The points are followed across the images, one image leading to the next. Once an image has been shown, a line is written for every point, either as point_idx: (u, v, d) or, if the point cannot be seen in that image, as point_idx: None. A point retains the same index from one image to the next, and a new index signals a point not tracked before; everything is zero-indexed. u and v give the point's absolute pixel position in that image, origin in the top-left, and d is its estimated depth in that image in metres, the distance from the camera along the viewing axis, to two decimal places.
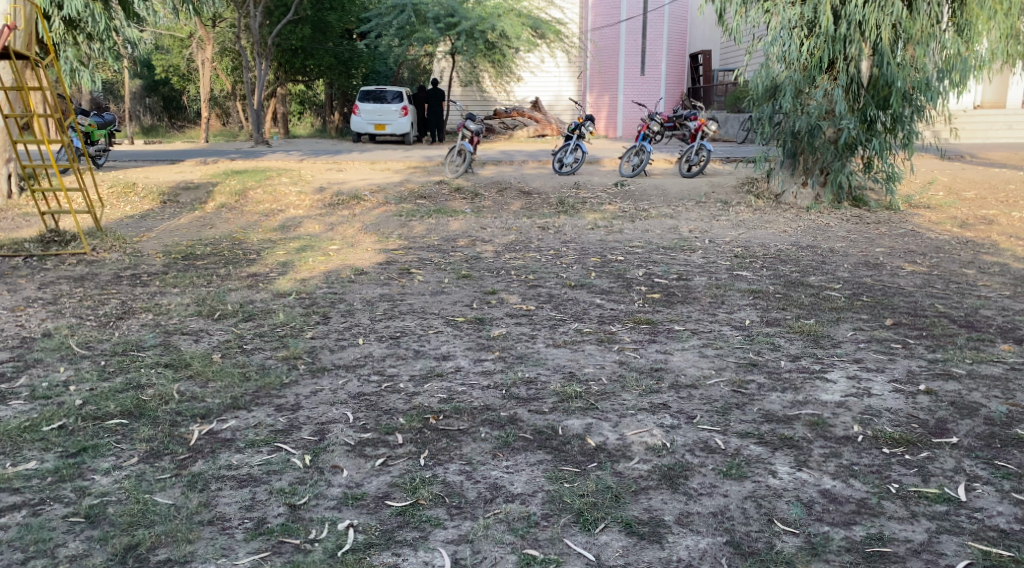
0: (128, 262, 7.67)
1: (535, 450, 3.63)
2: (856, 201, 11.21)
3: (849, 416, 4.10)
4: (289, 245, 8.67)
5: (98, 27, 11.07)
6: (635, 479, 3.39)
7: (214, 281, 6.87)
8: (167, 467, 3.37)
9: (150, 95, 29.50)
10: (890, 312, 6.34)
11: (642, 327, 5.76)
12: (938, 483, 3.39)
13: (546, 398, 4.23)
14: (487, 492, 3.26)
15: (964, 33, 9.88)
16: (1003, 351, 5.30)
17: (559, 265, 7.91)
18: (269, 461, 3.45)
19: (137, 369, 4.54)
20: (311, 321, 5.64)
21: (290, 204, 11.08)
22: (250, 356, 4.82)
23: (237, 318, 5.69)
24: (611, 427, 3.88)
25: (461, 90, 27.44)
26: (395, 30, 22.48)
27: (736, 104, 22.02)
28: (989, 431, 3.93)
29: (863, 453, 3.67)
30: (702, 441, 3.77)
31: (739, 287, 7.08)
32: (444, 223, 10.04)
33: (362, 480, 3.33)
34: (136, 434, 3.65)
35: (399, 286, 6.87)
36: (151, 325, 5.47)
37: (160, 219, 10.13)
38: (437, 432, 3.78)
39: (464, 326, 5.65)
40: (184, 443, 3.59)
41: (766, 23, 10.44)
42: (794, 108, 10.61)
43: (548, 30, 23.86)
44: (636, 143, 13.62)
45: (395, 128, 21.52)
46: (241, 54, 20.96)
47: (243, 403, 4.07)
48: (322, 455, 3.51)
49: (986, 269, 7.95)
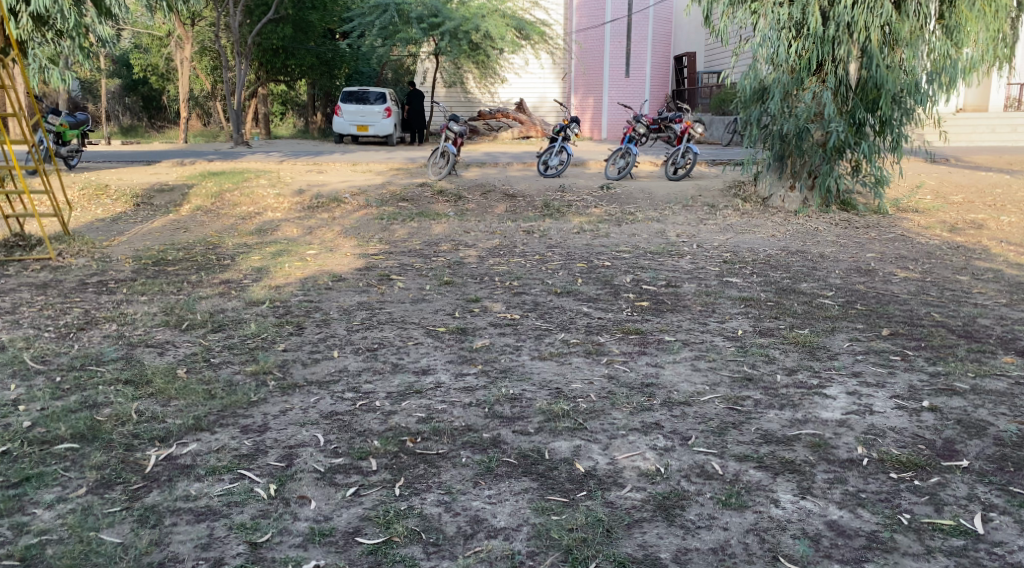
0: (95, 268, 7.34)
1: (520, 477, 3.38)
2: (844, 205, 11.00)
3: (852, 437, 3.87)
4: (265, 249, 8.38)
5: (67, 24, 10.57)
6: (628, 511, 3.15)
7: (184, 288, 6.58)
8: (116, 499, 3.09)
9: (129, 95, 29.02)
10: (885, 321, 6.14)
11: (631, 338, 5.52)
12: (953, 513, 3.17)
13: (533, 417, 3.98)
14: (468, 527, 3.00)
15: (953, 35, 9.73)
16: (1006, 364, 5.09)
17: (544, 271, 7.66)
18: (230, 491, 3.18)
19: (94, 386, 4.25)
20: (283, 332, 5.36)
21: (268, 207, 10.77)
22: (217, 372, 4.54)
23: (207, 328, 5.40)
24: (601, 451, 3.64)
25: (443, 91, 27.12)
26: (378, 31, 21.99)
27: (722, 106, 21.98)
28: (1000, 452, 3.71)
29: (870, 478, 3.44)
30: (698, 466, 3.53)
31: (729, 295, 6.86)
32: (426, 227, 9.77)
33: (331, 513, 3.06)
34: (87, 460, 3.37)
35: (378, 293, 6.61)
36: (114, 337, 5.17)
37: (132, 222, 9.80)
38: (414, 457, 3.52)
39: (446, 336, 5.38)
40: (139, 470, 3.32)
41: (754, 24, 10.21)
42: (782, 111, 10.41)
43: (533, 31, 23.69)
44: (622, 145, 13.38)
45: (378, 129, 21.21)
46: (221, 54, 20.54)
47: (206, 424, 3.79)
48: (288, 485, 3.24)
49: (980, 276, 7.79)
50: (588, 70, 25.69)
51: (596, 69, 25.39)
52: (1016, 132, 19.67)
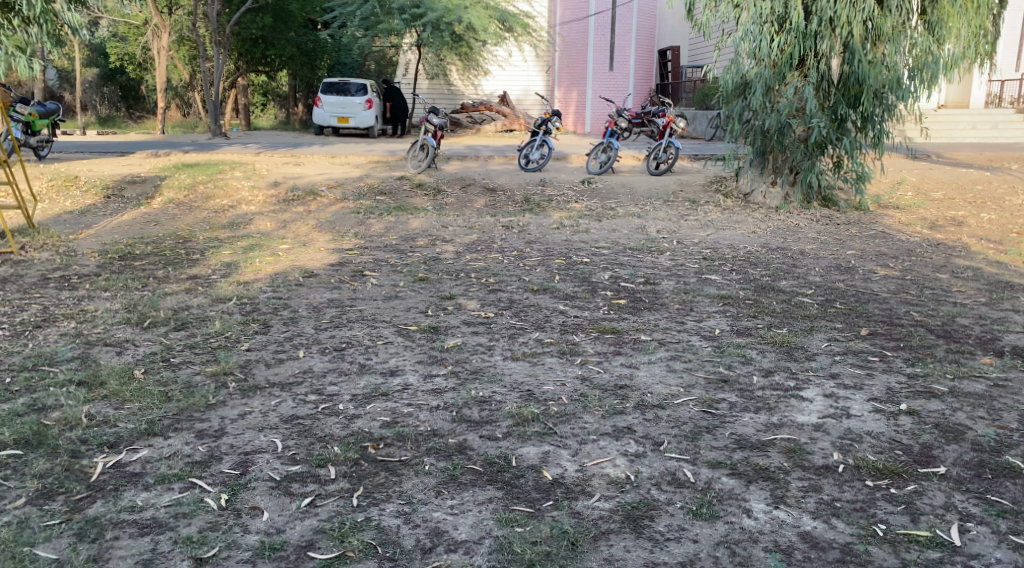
0: (58, 263, 7.15)
1: (484, 486, 3.25)
2: (826, 201, 10.92)
3: (828, 442, 3.77)
4: (236, 244, 8.19)
5: (32, 11, 9.97)
6: (595, 522, 3.03)
7: (150, 284, 6.40)
8: (57, 511, 3.00)
9: (107, 84, 28.66)
10: (864, 320, 6.05)
11: (607, 337, 5.40)
12: (929, 524, 3.07)
13: (500, 421, 3.85)
14: (427, 540, 2.90)
15: (935, 31, 9.66)
16: (984, 365, 5.00)
17: (522, 267, 7.54)
18: (178, 502, 3.07)
19: (45, 387, 4.09)
20: (249, 330, 5.21)
21: (243, 200, 10.56)
22: (177, 372, 4.39)
23: (169, 326, 5.24)
24: (570, 457, 3.52)
25: (427, 82, 26.42)
26: (359, 21, 21.70)
27: (704, 101, 22.04)
28: (978, 458, 3.62)
29: (845, 486, 3.34)
30: (670, 473, 3.41)
31: (708, 292, 6.76)
32: (402, 222, 9.59)
33: (284, 525, 2.96)
34: (29, 468, 3.26)
35: (350, 289, 6.46)
36: (71, 335, 5.01)
37: (101, 215, 9.56)
38: (375, 465, 3.39)
39: (417, 335, 5.25)
40: (83, 479, 3.20)
41: (736, 18, 10.14)
42: (763, 106, 10.28)
43: (516, 23, 23.49)
44: (604, 140, 13.22)
45: (359, 121, 20.99)
46: (199, 44, 20.21)
47: (160, 429, 3.64)
48: (241, 495, 3.13)
49: (959, 274, 7.72)
50: (572, 64, 25.49)
51: (580, 62, 25.26)
52: (997, 129, 19.73)
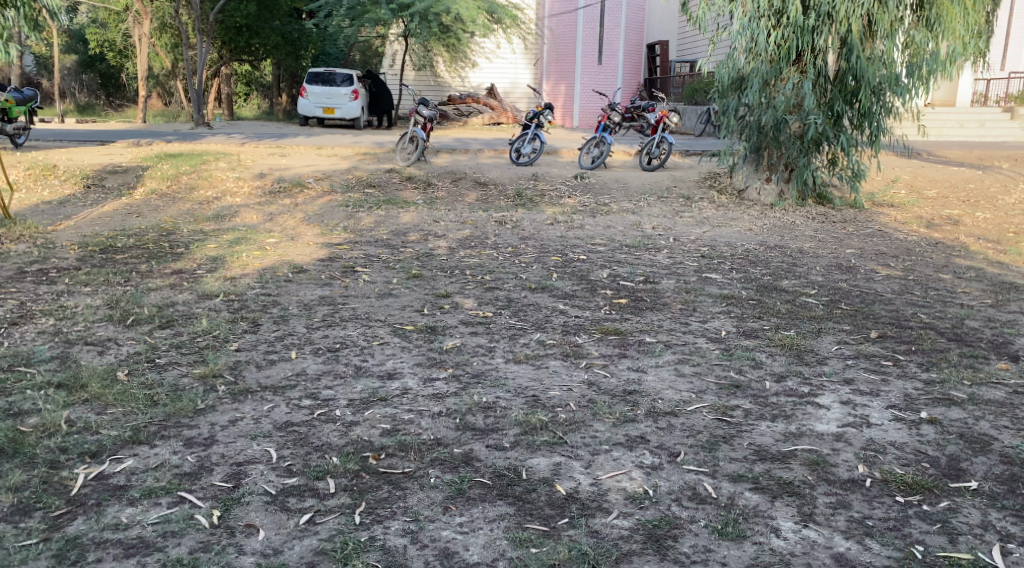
0: (36, 255, 6.87)
1: (495, 502, 3.05)
2: (820, 199, 10.77)
3: (851, 453, 3.58)
4: (222, 237, 7.92)
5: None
6: (615, 543, 2.84)
7: (133, 279, 6.14)
8: (34, 529, 2.77)
9: (86, 71, 28.19)
10: (871, 322, 5.89)
11: (611, 338, 5.20)
12: (969, 546, 2.90)
13: (507, 430, 3.64)
14: (437, 562, 2.71)
15: (933, 28, 9.46)
16: (1001, 371, 4.84)
17: (517, 264, 7.32)
18: (167, 518, 2.86)
19: (21, 390, 3.84)
20: (237, 329, 4.97)
21: (228, 191, 10.29)
22: (162, 374, 4.15)
23: (154, 324, 4.99)
24: (583, 469, 3.32)
25: (414, 73, 25.85)
26: (345, 11, 21.42)
27: (693, 96, 21.85)
28: (1010, 472, 3.45)
29: (875, 502, 3.16)
30: (689, 487, 3.22)
31: (710, 291, 6.58)
32: (393, 215, 9.36)
33: (282, 546, 2.75)
34: (5, 480, 3.03)
35: (341, 287, 6.20)
36: (50, 333, 4.75)
37: (80, 206, 9.27)
38: (378, 478, 3.17)
39: (413, 336, 5.02)
40: (64, 492, 2.98)
41: (732, 12, 9.94)
42: (760, 102, 10.11)
43: (505, 14, 22.98)
44: (596, 134, 13.03)
45: (345, 112, 20.68)
46: (183, 32, 19.24)
47: (145, 436, 3.41)
48: (234, 511, 2.92)
49: (962, 274, 7.59)
50: (560, 56, 25.28)
51: (569, 55, 25.08)
52: (984, 127, 19.67)
